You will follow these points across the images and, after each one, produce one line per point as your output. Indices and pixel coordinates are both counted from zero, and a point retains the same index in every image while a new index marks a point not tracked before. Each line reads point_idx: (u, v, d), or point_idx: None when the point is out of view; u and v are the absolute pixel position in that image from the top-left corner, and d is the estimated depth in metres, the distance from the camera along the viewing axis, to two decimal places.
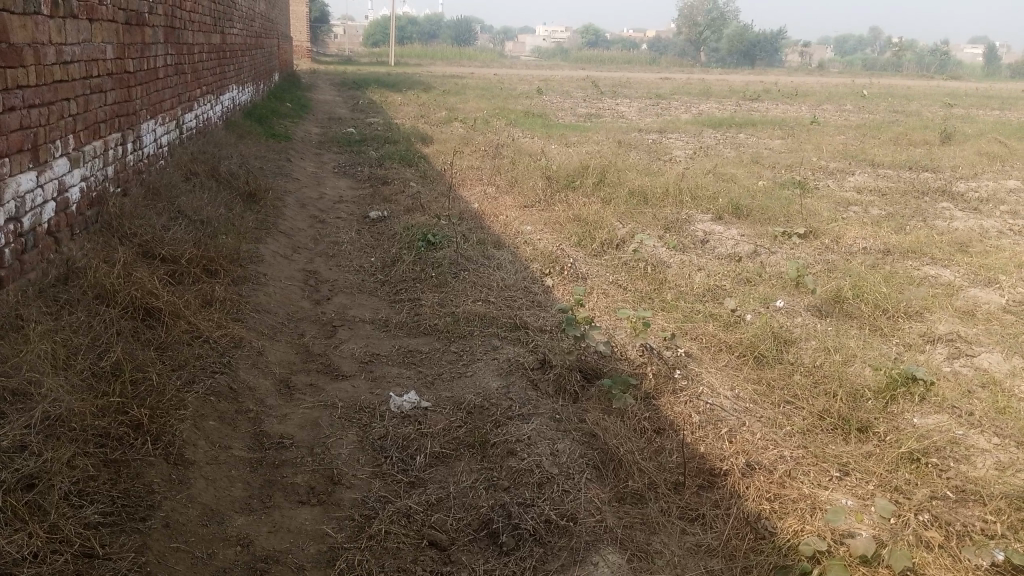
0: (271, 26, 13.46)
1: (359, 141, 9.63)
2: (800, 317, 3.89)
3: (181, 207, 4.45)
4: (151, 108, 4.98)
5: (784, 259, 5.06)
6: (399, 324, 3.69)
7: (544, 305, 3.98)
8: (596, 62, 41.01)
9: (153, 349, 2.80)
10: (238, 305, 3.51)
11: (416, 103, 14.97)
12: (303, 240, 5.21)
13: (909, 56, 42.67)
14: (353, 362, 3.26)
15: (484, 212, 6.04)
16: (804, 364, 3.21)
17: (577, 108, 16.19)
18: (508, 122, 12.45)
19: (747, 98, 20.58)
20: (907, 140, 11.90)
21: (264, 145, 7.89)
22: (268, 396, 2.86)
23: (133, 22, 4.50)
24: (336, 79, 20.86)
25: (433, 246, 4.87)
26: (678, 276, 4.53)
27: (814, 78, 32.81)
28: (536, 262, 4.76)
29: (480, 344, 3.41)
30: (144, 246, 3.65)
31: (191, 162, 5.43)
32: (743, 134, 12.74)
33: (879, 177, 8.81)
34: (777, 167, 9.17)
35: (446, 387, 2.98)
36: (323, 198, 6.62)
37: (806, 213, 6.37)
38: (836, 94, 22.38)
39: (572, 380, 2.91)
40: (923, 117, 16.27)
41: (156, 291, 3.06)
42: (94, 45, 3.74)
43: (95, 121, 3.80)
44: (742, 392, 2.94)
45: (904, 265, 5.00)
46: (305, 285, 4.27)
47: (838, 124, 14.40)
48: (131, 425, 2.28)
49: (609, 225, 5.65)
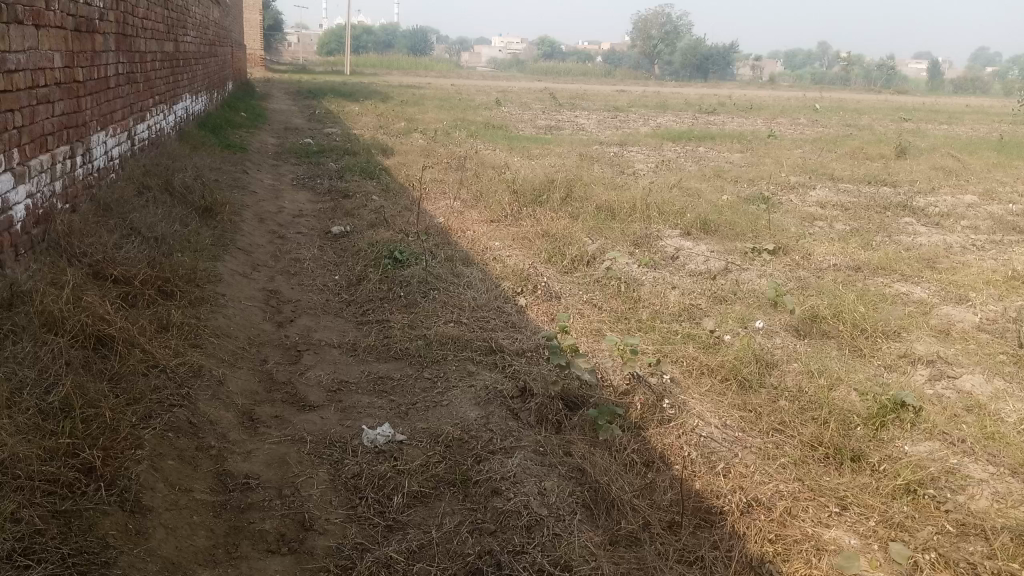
0: (225, 35, 13.14)
1: (318, 152, 9.41)
2: (779, 338, 3.81)
3: (134, 223, 4.23)
4: (101, 119, 4.74)
5: (757, 277, 4.99)
6: (368, 348, 3.53)
7: (518, 327, 3.84)
8: (553, 74, 41.14)
9: (105, 381, 2.60)
10: (197, 329, 3.32)
11: (374, 113, 14.77)
12: (262, 258, 5.01)
13: (857, 71, 43.71)
14: (321, 391, 3.08)
15: (450, 227, 5.89)
16: (789, 389, 3.12)
17: (537, 120, 16.15)
18: (468, 133, 12.32)
19: (704, 111, 20.74)
20: (863, 154, 12.04)
21: (219, 156, 7.64)
22: (231, 431, 2.68)
23: (83, 29, 4.27)
24: (291, 88, 20.54)
25: (400, 264, 4.70)
26: (652, 294, 4.43)
27: (768, 92, 33.25)
28: (506, 280, 4.62)
29: (454, 369, 3.26)
30: (95, 267, 3.44)
31: (144, 176, 5.19)
32: (703, 147, 12.78)
33: (840, 191, 8.86)
34: (740, 181, 9.17)
35: (421, 417, 2.83)
36: (282, 212, 6.41)
37: (774, 229, 6.34)
38: (791, 107, 22.69)
39: (555, 410, 2.78)
40: (877, 131, 16.55)
41: (108, 317, 2.86)
42: (40, 53, 3.52)
43: (41, 134, 3.57)
44: (730, 420, 2.84)
45: (875, 283, 4.97)
46: (266, 306, 4.08)
47: (795, 138, 14.52)
48: (83, 469, 2.09)
49: (578, 241, 5.54)
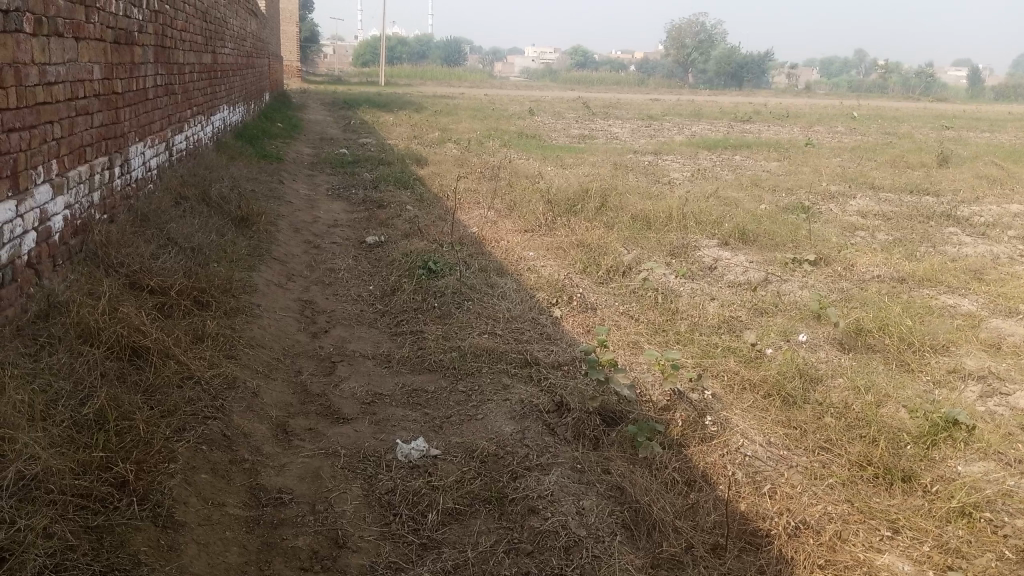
0: (262, 47, 13.30)
1: (353, 162, 9.46)
2: (822, 352, 3.71)
3: (171, 234, 4.25)
4: (140, 130, 4.78)
5: (798, 288, 4.87)
6: (403, 359, 3.49)
7: (553, 339, 3.78)
8: (586, 83, 41.10)
9: (140, 392, 2.59)
10: (231, 340, 3.30)
11: (408, 123, 14.84)
12: (297, 268, 5.00)
13: (895, 79, 43.08)
14: (355, 403, 3.04)
15: (484, 237, 5.85)
16: (835, 406, 3.03)
17: (571, 129, 16.11)
18: (502, 143, 12.31)
19: (739, 120, 20.55)
20: (904, 162, 11.81)
21: (256, 166, 7.70)
22: (264, 444, 2.65)
23: (123, 41, 4.31)
24: (327, 99, 20.72)
25: (434, 274, 4.67)
26: (691, 306, 4.34)
27: (805, 100, 32.87)
28: (541, 291, 4.57)
29: (489, 382, 3.21)
30: (131, 278, 3.45)
31: (181, 186, 5.23)
32: (739, 156, 12.64)
33: (881, 200, 8.68)
34: (777, 191, 9.03)
35: (456, 431, 2.78)
36: (317, 221, 6.43)
37: (814, 239, 6.21)
38: (828, 115, 22.40)
39: (592, 425, 2.71)
40: (917, 139, 16.27)
41: (143, 328, 2.85)
42: (80, 65, 3.55)
43: (80, 145, 3.59)
44: (774, 438, 2.75)
45: (921, 295, 4.83)
46: (301, 317, 4.07)
47: (833, 146, 14.31)
48: (116, 483, 2.07)
49: (614, 251, 5.47)
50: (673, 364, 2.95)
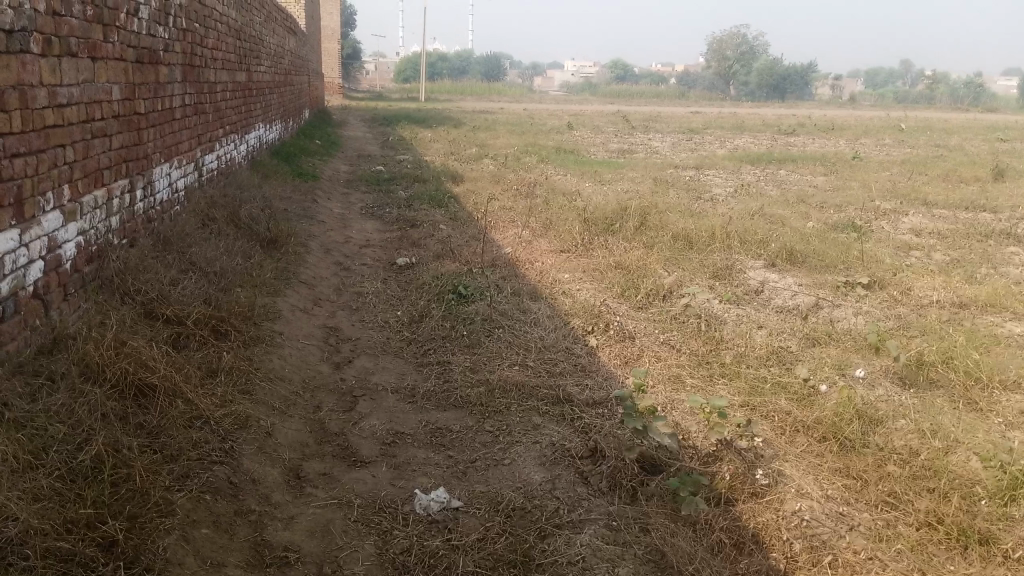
0: (302, 64, 13.30)
1: (388, 179, 9.33)
2: (882, 388, 3.43)
3: (193, 258, 4.11)
4: (165, 151, 4.67)
5: (852, 315, 4.58)
6: (428, 394, 3.28)
7: (589, 372, 3.54)
8: (626, 97, 40.85)
9: (143, 435, 2.41)
10: (248, 373, 3.13)
11: (446, 139, 14.75)
12: (325, 292, 4.84)
13: (944, 90, 42.09)
14: (374, 445, 2.84)
15: (518, 259, 5.64)
16: (898, 453, 2.76)
17: (609, 144, 15.86)
18: (540, 158, 12.12)
19: (783, 132, 20.14)
20: (957, 177, 11.34)
21: (290, 184, 7.61)
22: (274, 491, 2.45)
23: (146, 60, 4.20)
24: (367, 116, 20.74)
25: (465, 299, 4.47)
26: (737, 335, 4.08)
27: (848, 113, 32.25)
28: (576, 316, 4.34)
29: (519, 421, 2.99)
30: (147, 307, 3.31)
31: (209, 207, 5.11)
32: (783, 171, 12.27)
33: (935, 218, 8.30)
34: (825, 207, 8.70)
35: (481, 478, 2.57)
36: (349, 242, 6.28)
37: (867, 261, 5.89)
38: (874, 127, 21.82)
39: (630, 474, 2.49)
40: (969, 151, 15.71)
41: (150, 363, 2.68)
42: (96, 86, 3.43)
43: (97, 168, 3.47)
44: (832, 491, 2.52)
45: (984, 322, 4.50)
46: (325, 345, 3.89)
47: (881, 160, 13.85)
48: (104, 544, 1.90)
49: (654, 274, 5.22)
50: (720, 410, 2.69)
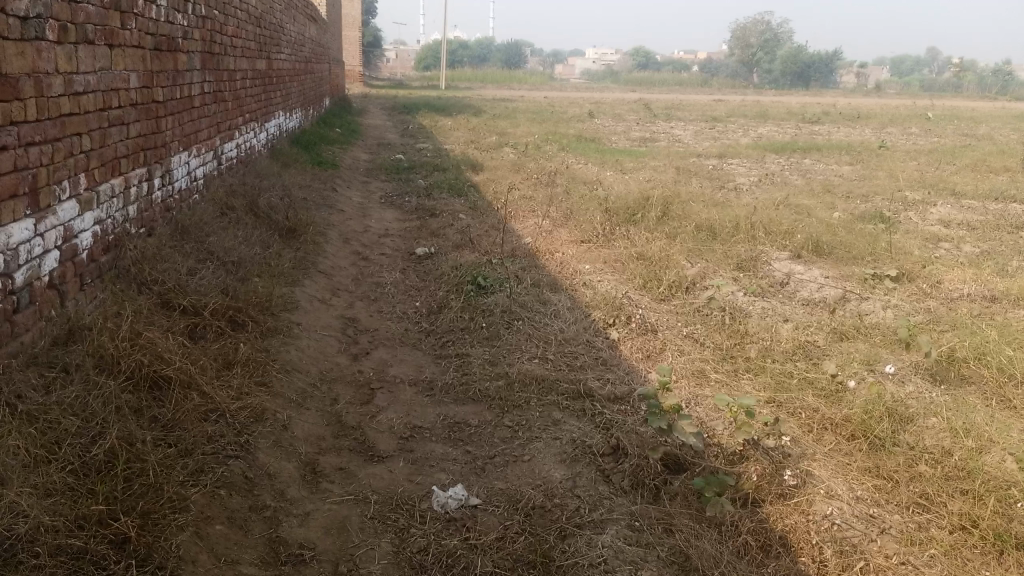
0: (323, 52, 13.27)
1: (408, 168, 9.28)
2: (912, 385, 3.33)
3: (211, 247, 4.07)
4: (184, 139, 4.64)
5: (880, 308, 4.47)
6: (446, 387, 3.23)
7: (611, 366, 3.47)
8: (648, 85, 40.56)
9: (157, 428, 2.38)
10: (264, 365, 3.09)
11: (467, 127, 14.68)
12: (343, 282, 4.80)
13: (971, 78, 41.41)
14: (391, 439, 2.79)
15: (538, 249, 5.56)
16: (931, 453, 2.68)
17: (631, 133, 15.72)
18: (561, 147, 12.01)
19: (807, 121, 19.89)
20: (986, 166, 11.12)
21: (309, 173, 7.58)
22: (290, 487, 2.41)
23: (165, 48, 4.16)
24: (387, 104, 20.69)
25: (484, 290, 4.41)
26: (762, 328, 3.99)
27: (874, 101, 31.79)
28: (597, 308, 4.26)
29: (539, 417, 2.93)
30: (165, 297, 3.28)
31: (228, 196, 5.08)
32: (808, 160, 12.09)
33: (964, 209, 8.13)
34: (851, 197, 8.55)
35: (500, 475, 2.51)
36: (368, 231, 6.23)
37: (895, 253, 5.76)
38: (900, 116, 21.49)
39: (653, 473, 2.43)
40: (997, 140, 15.42)
41: (166, 355, 2.64)
42: (113, 73, 3.39)
43: (114, 157, 3.44)
44: (861, 492, 2.45)
45: (1016, 316, 4.38)
46: (343, 336, 3.85)
47: (908, 149, 13.61)
48: (115, 542, 1.87)
49: (677, 265, 5.13)
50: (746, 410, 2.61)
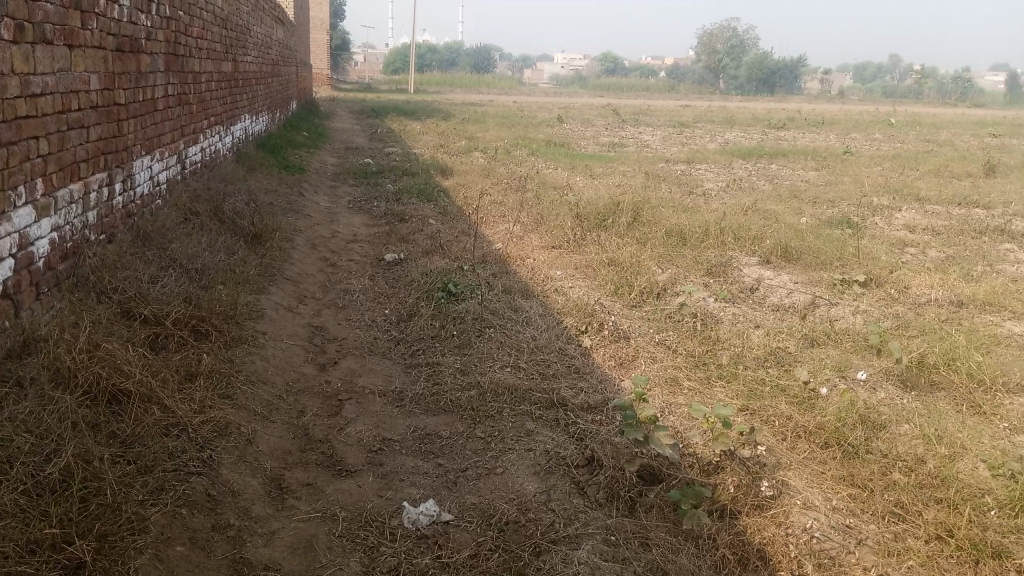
0: (290, 55, 13.13)
1: (377, 172, 9.20)
2: (883, 391, 3.34)
3: (174, 254, 3.97)
4: (147, 142, 4.53)
5: (850, 314, 4.49)
6: (416, 397, 3.17)
7: (583, 374, 3.44)
8: (616, 90, 40.77)
9: (116, 445, 2.29)
10: (229, 377, 3.00)
11: (436, 131, 14.61)
12: (310, 288, 4.71)
13: (931, 85, 42.18)
14: (360, 452, 2.72)
15: (509, 255, 5.52)
16: (905, 461, 2.67)
17: (600, 137, 15.75)
18: (531, 152, 11.99)
19: (773, 126, 20.10)
20: (949, 172, 11.30)
21: (276, 177, 7.46)
22: (254, 504, 2.33)
23: (127, 49, 4.05)
24: (354, 107, 20.53)
25: (454, 297, 4.35)
26: (734, 335, 3.98)
27: (837, 107, 32.26)
28: (569, 314, 4.23)
29: (512, 427, 2.88)
30: (125, 306, 3.18)
31: (191, 201, 4.97)
32: (775, 165, 12.20)
33: (928, 214, 8.24)
34: (818, 203, 8.62)
35: (472, 489, 2.46)
36: (335, 237, 6.14)
37: (863, 258, 5.80)
38: (863, 122, 21.79)
39: (627, 485, 2.39)
40: (958, 146, 15.69)
41: (126, 367, 2.55)
42: (72, 75, 3.29)
43: (73, 161, 3.33)
44: (837, 502, 2.43)
45: (982, 322, 4.42)
46: (310, 345, 3.77)
47: (872, 155, 13.79)
48: (69, 567, 1.79)
49: (648, 271, 5.11)
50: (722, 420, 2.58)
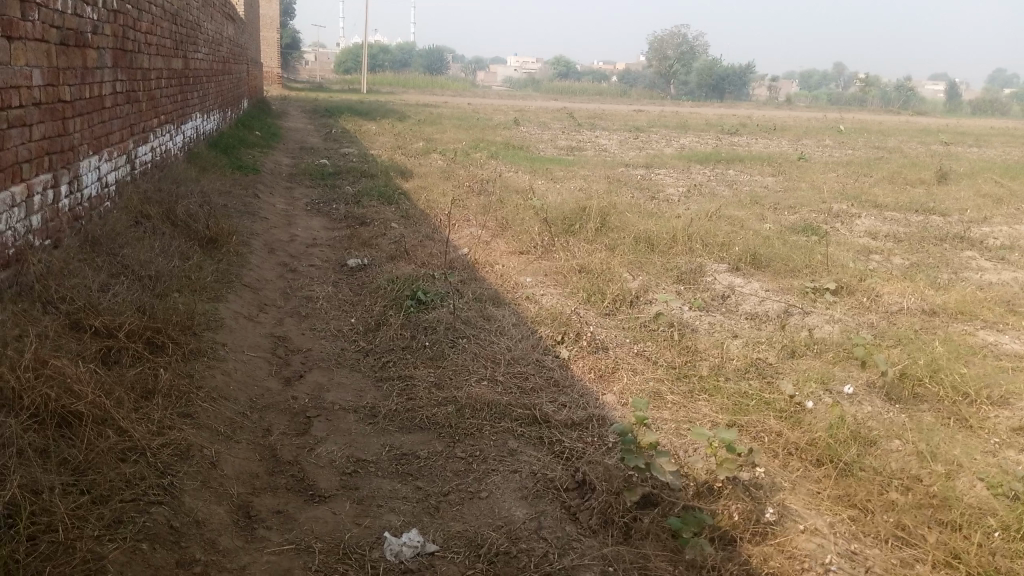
0: (240, 52, 12.74)
1: (334, 174, 8.95)
2: (869, 405, 3.27)
3: (125, 260, 3.73)
4: (94, 142, 4.27)
5: (825, 323, 4.43)
6: (390, 414, 2.99)
7: (563, 387, 3.30)
8: (570, 94, 40.83)
9: (66, 473, 2.08)
10: (188, 394, 2.79)
11: (391, 132, 14.36)
12: (271, 296, 4.50)
13: (876, 92, 43.11)
14: (333, 475, 2.55)
15: (477, 261, 5.37)
16: (902, 478, 2.59)
17: (558, 141, 15.67)
18: (489, 154, 11.84)
19: (727, 131, 20.26)
20: (902, 179, 11.45)
21: (230, 178, 7.19)
22: (221, 536, 2.14)
23: (73, 42, 3.81)
24: (307, 107, 20.13)
25: (424, 305, 4.18)
26: (712, 345, 3.88)
27: (786, 113, 32.79)
28: (543, 323, 4.09)
29: (494, 446, 2.73)
30: (74, 317, 2.95)
31: (142, 204, 4.71)
32: (732, 170, 12.24)
33: (887, 220, 8.30)
34: (779, 208, 8.64)
35: (457, 515, 2.31)
36: (294, 240, 5.91)
37: (831, 265, 5.78)
38: (814, 128, 22.08)
39: (623, 510, 2.27)
40: (908, 153, 15.98)
41: (76, 387, 2.33)
42: (13, 69, 3.05)
43: (15, 162, 3.09)
44: (838, 528, 2.33)
45: (956, 331, 4.40)
46: (273, 358, 3.56)
47: (827, 161, 13.95)
48: None
49: (619, 278, 5.00)
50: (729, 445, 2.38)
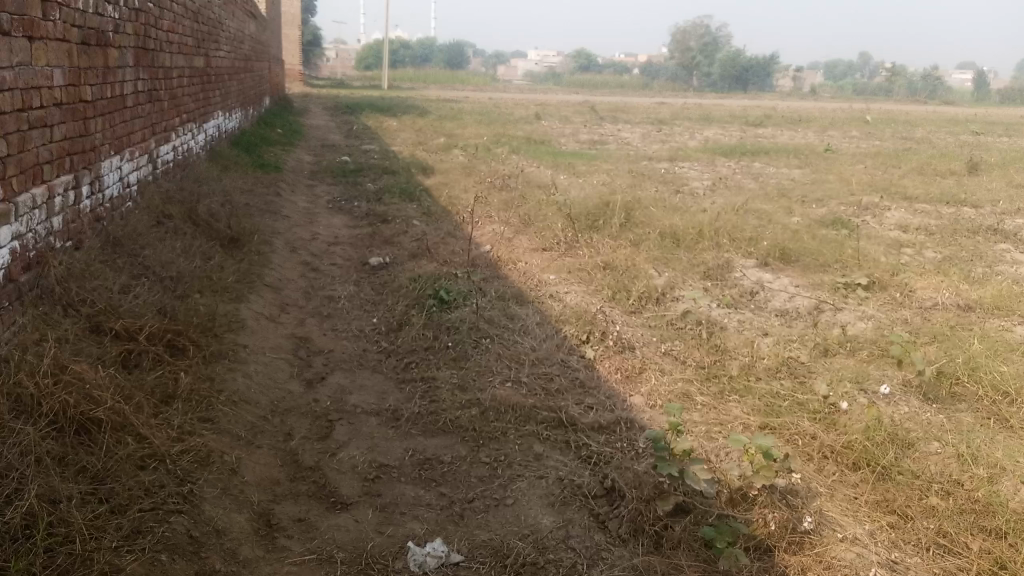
0: (261, 49, 12.74)
1: (355, 171, 8.92)
2: (906, 406, 3.16)
3: (146, 262, 3.70)
4: (115, 142, 4.25)
5: (857, 320, 4.32)
6: (413, 417, 2.93)
7: (589, 389, 3.23)
8: (591, 87, 40.60)
9: (84, 482, 2.04)
10: (209, 398, 2.75)
11: (413, 129, 14.31)
12: (293, 295, 4.46)
13: (902, 82, 42.47)
14: (355, 481, 2.49)
15: (499, 258, 5.30)
16: (942, 481, 2.49)
17: (580, 135, 15.54)
18: (511, 149, 11.75)
19: (751, 124, 20.02)
20: (931, 170, 11.22)
21: (252, 176, 7.18)
22: (242, 545, 2.09)
23: (93, 41, 3.78)
24: (328, 104, 20.13)
25: (446, 305, 4.12)
26: (742, 344, 3.79)
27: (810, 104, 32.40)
28: (569, 322, 4.02)
29: (519, 451, 2.66)
30: (94, 321, 2.91)
31: (164, 204, 4.69)
32: (757, 163, 12.07)
33: (917, 213, 8.12)
34: (807, 202, 8.48)
35: (482, 523, 2.25)
36: (316, 239, 5.88)
37: (862, 259, 5.64)
38: (840, 119, 21.74)
39: (653, 518, 2.20)
40: (936, 144, 15.69)
41: (95, 393, 2.29)
42: (33, 70, 3.02)
43: (35, 163, 3.06)
44: (879, 537, 2.25)
45: (993, 327, 4.27)
46: (295, 359, 3.52)
47: (853, 152, 13.72)
48: None
49: (644, 275, 4.91)
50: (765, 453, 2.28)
